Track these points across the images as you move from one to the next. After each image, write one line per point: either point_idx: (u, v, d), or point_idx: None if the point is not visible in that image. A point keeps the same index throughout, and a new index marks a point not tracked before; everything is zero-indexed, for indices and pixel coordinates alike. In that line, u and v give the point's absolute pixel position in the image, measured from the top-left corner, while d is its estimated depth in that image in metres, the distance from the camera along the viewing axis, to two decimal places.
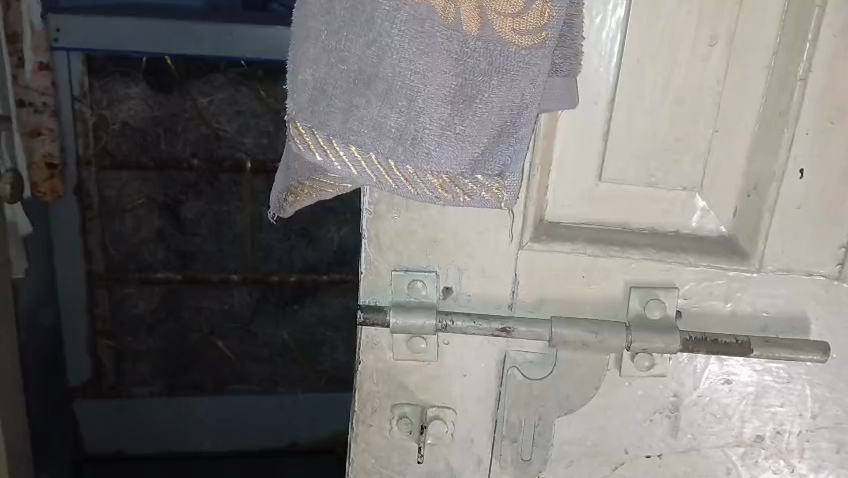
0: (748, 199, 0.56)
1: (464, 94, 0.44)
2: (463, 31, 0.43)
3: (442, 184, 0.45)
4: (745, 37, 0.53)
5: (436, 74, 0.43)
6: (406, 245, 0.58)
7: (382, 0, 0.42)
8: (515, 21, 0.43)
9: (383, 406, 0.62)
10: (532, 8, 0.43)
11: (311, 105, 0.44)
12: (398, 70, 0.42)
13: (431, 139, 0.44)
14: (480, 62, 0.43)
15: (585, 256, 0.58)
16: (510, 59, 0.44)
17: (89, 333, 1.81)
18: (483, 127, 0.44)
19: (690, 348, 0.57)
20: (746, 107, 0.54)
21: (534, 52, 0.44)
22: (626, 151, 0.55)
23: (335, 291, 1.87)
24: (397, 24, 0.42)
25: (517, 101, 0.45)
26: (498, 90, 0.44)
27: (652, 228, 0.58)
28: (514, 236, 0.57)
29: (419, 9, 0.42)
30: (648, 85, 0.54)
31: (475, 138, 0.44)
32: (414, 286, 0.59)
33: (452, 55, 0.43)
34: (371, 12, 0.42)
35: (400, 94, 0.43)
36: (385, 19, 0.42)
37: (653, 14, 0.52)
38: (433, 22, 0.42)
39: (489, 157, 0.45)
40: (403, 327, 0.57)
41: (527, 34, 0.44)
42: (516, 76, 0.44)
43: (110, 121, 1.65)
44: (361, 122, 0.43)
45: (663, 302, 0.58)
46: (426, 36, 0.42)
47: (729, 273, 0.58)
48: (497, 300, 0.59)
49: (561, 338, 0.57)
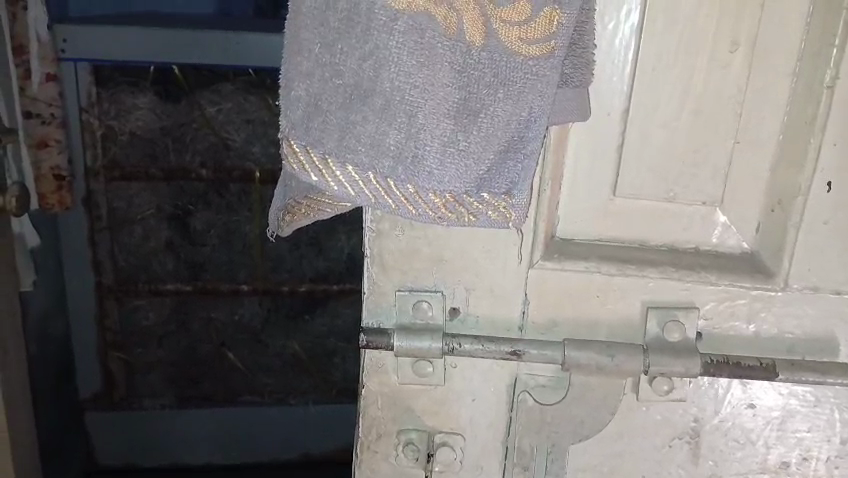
0: (773, 214, 0.53)
1: (468, 107, 0.41)
2: (466, 42, 0.41)
3: (445, 204, 0.42)
4: (769, 43, 0.50)
5: (437, 88, 0.40)
6: (411, 264, 0.56)
7: (380, 10, 0.39)
8: (521, 30, 0.41)
9: (388, 431, 0.59)
10: (539, 16, 0.41)
11: (305, 122, 0.41)
12: (398, 83, 0.40)
13: (433, 157, 0.41)
14: (485, 74, 0.41)
15: (599, 275, 0.55)
16: (517, 70, 0.41)
17: (98, 344, 1.79)
18: (489, 143, 0.42)
19: (711, 371, 0.54)
20: (769, 117, 0.51)
21: (542, 62, 0.41)
22: (642, 164, 0.52)
23: (346, 300, 1.85)
24: (396, 35, 0.40)
25: (525, 114, 0.42)
26: (505, 102, 0.42)
27: (670, 245, 0.55)
28: (524, 254, 0.54)
29: (419, 19, 0.40)
30: (665, 94, 0.51)
31: (481, 155, 0.42)
32: (419, 306, 0.56)
33: (454, 67, 0.41)
34: (368, 23, 0.40)
35: (399, 109, 0.40)
36: (382, 30, 0.39)
37: (670, 20, 0.49)
38: (434, 32, 0.40)
39: (496, 174, 0.42)
40: (408, 350, 0.55)
41: (534, 44, 0.41)
42: (523, 88, 0.42)
43: (119, 132, 1.63)
44: (358, 140, 0.41)
45: (682, 324, 0.55)
46: (426, 46, 0.40)
47: (752, 292, 0.55)
48: (507, 321, 0.56)
49: (574, 362, 0.54)
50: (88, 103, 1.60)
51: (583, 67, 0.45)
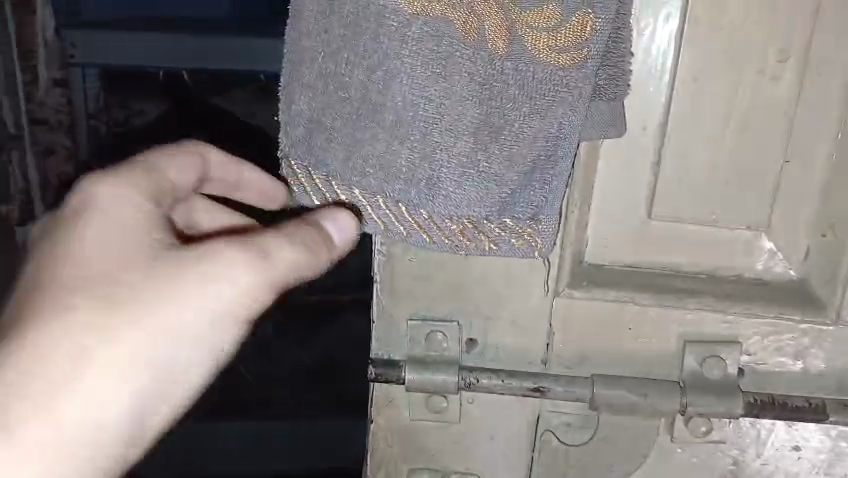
0: (824, 239, 0.48)
1: (489, 124, 0.37)
2: (488, 49, 0.36)
3: (463, 231, 0.39)
4: (823, 53, 0.44)
5: (454, 101, 0.36)
6: (425, 291, 0.51)
7: (390, 14, 0.35)
8: (551, 37, 0.36)
9: (399, 470, 0.55)
10: (571, 21, 0.35)
11: (307, 139, 0.38)
12: (411, 98, 0.36)
13: (450, 179, 0.37)
14: (509, 87, 0.36)
15: (632, 305, 0.50)
16: (546, 81, 0.36)
17: None
18: (512, 163, 0.37)
19: (755, 413, 0.49)
20: (821, 133, 0.46)
21: (574, 72, 0.36)
22: (681, 184, 0.48)
23: None
24: (409, 43, 0.35)
25: (555, 132, 0.37)
26: (530, 118, 0.37)
27: (711, 273, 0.50)
28: (549, 282, 0.50)
29: (436, 25, 0.35)
30: (707, 107, 0.46)
31: (502, 176, 0.37)
32: (433, 337, 0.51)
33: (475, 77, 0.36)
34: (377, 28, 0.35)
35: (413, 127, 0.36)
36: (393, 36, 0.35)
37: (714, 25, 0.44)
38: (452, 39, 0.35)
39: (521, 197, 0.38)
40: (422, 385, 0.50)
41: (566, 52, 0.36)
42: (551, 102, 0.37)
43: None
44: (366, 161, 0.37)
45: (723, 360, 0.50)
46: (443, 55, 0.35)
47: (800, 325, 0.50)
48: (529, 354, 0.51)
49: (603, 401, 0.49)
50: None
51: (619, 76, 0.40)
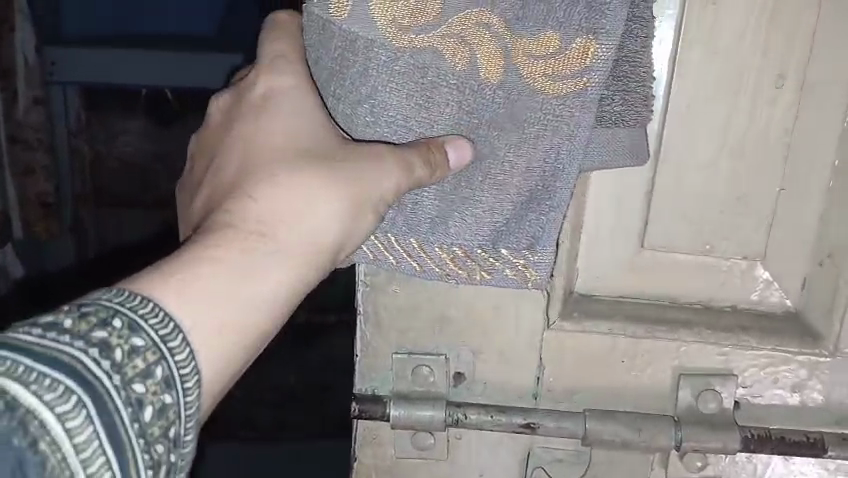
0: (821, 268, 0.46)
1: (480, 151, 0.39)
2: (480, 79, 0.37)
3: (454, 259, 0.41)
4: (820, 79, 0.43)
5: (443, 130, 0.39)
6: (410, 324, 0.49)
7: (379, 48, 0.37)
8: (546, 66, 0.36)
9: None
10: (571, 47, 0.36)
11: None
12: (394, 128, 0.39)
13: (436, 206, 0.40)
14: (501, 114, 0.38)
15: (625, 338, 0.48)
16: (540, 110, 0.37)
17: None
18: (504, 189, 0.39)
19: (752, 448, 0.48)
20: (819, 160, 0.45)
21: (571, 102, 0.37)
22: (674, 212, 0.46)
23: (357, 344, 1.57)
24: (394, 75, 0.38)
25: (552, 161, 0.38)
26: (524, 147, 0.38)
27: (705, 303, 0.48)
28: (539, 313, 0.48)
29: (422, 56, 0.37)
30: (701, 135, 0.45)
31: (493, 202, 0.40)
32: (419, 371, 0.50)
33: (465, 108, 0.38)
34: (365, 60, 0.37)
35: None
36: (380, 69, 0.37)
37: (708, 52, 0.43)
38: (440, 68, 0.37)
39: (515, 226, 0.40)
40: (408, 422, 0.49)
41: (562, 80, 0.37)
42: (546, 131, 0.38)
43: (107, 157, 1.36)
44: None
45: (719, 393, 0.49)
46: (429, 87, 0.38)
47: (797, 358, 0.49)
48: (519, 388, 0.50)
49: (598, 436, 0.48)
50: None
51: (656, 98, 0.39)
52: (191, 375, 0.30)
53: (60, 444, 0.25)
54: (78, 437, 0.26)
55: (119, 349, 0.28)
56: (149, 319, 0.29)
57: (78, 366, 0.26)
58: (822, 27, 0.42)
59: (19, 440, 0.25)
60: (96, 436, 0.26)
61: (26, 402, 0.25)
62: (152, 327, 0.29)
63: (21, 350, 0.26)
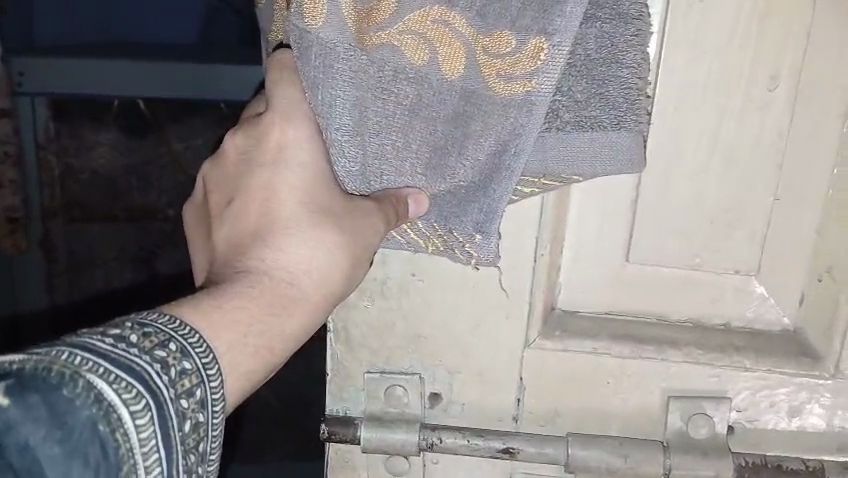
0: (821, 283, 0.44)
1: (437, 144, 0.38)
2: (438, 75, 0.36)
3: (413, 228, 0.42)
4: (818, 81, 0.40)
5: (402, 125, 0.38)
6: (383, 343, 0.47)
7: (336, 44, 0.36)
8: (499, 64, 0.36)
9: None
10: (525, 48, 0.35)
11: None
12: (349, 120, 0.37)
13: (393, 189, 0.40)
14: (456, 110, 0.37)
15: (610, 358, 0.45)
16: (491, 108, 0.36)
17: None
18: (455, 182, 0.39)
19: (747, 476, 0.45)
20: (817, 167, 0.42)
21: (518, 102, 0.36)
22: (660, 223, 0.43)
23: None
24: (351, 69, 0.36)
25: (499, 156, 0.37)
26: (473, 142, 0.38)
27: (696, 321, 0.46)
28: (519, 330, 0.45)
29: (382, 52, 0.36)
30: (689, 139, 0.42)
31: (449, 189, 0.39)
32: (392, 392, 0.47)
33: (423, 104, 0.37)
34: (322, 57, 0.36)
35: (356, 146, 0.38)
36: (336, 65, 0.36)
37: (695, 49, 0.40)
38: (397, 63, 0.36)
39: (465, 212, 0.40)
40: (379, 446, 0.46)
41: (513, 80, 0.36)
42: (491, 127, 0.37)
43: (78, 169, 1.23)
44: None
45: (711, 418, 0.45)
46: (386, 81, 0.37)
47: (796, 380, 0.46)
48: (499, 411, 0.47)
49: (582, 464, 0.45)
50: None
51: (639, 103, 0.37)
52: (220, 399, 0.30)
53: (129, 437, 0.26)
54: (143, 435, 0.26)
55: (174, 368, 0.28)
56: (196, 347, 0.29)
57: (143, 374, 0.27)
58: (818, 27, 0.39)
59: (104, 427, 0.25)
60: (155, 437, 0.27)
61: (108, 397, 0.26)
62: (198, 354, 0.29)
63: (101, 353, 0.27)
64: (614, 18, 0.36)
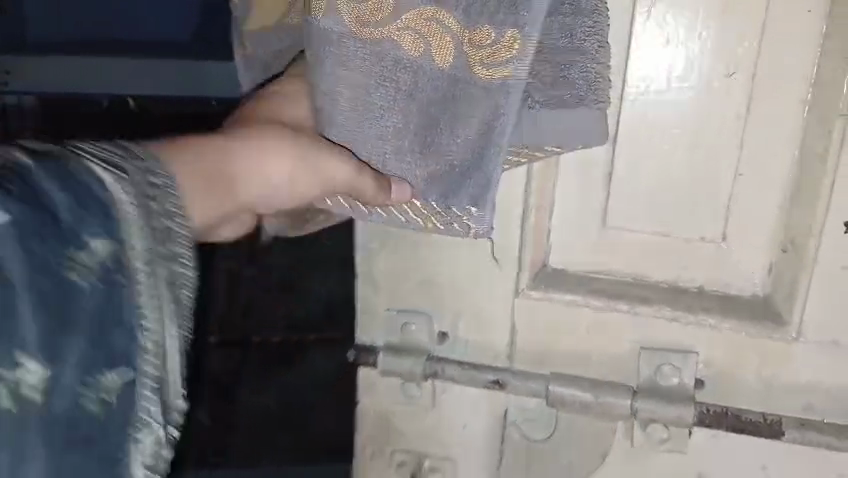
0: (785, 253, 0.49)
1: (431, 127, 0.41)
2: (429, 64, 0.40)
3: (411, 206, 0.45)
4: (775, 68, 0.45)
5: (396, 110, 0.41)
6: (401, 286, 0.55)
7: (338, 36, 0.41)
8: (481, 51, 0.40)
9: (382, 451, 0.58)
10: (502, 38, 0.39)
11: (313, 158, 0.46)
12: (346, 104, 0.42)
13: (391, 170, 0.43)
14: (441, 95, 0.41)
15: (589, 310, 0.52)
16: (476, 91, 0.40)
17: None
18: (449, 163, 0.42)
19: (708, 422, 0.52)
20: (777, 146, 0.47)
21: (498, 85, 0.40)
22: (633, 194, 0.49)
23: None
24: (350, 61, 0.41)
25: (487, 135, 0.41)
26: (461, 125, 0.41)
27: (673, 284, 0.51)
28: (511, 280, 0.53)
29: (377, 44, 0.40)
30: (656, 119, 0.48)
31: (443, 170, 0.42)
32: (407, 328, 0.56)
33: (417, 91, 0.41)
34: (325, 50, 0.41)
35: (358, 131, 0.42)
36: (334, 57, 0.41)
37: (660, 39, 0.47)
38: (392, 55, 0.40)
39: (459, 191, 0.42)
40: (392, 369, 0.55)
41: (494, 66, 0.40)
42: (477, 109, 0.40)
43: None
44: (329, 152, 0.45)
45: (678, 368, 0.51)
46: (381, 72, 0.41)
47: (762, 340, 0.51)
48: (495, 351, 0.54)
49: (559, 398, 0.52)
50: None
51: (597, 84, 0.44)
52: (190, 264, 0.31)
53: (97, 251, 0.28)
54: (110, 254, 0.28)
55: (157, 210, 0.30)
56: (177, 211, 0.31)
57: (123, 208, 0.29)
58: (775, 19, 0.45)
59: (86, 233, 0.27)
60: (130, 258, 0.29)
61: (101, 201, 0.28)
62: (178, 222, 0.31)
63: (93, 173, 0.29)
64: (573, 12, 0.43)
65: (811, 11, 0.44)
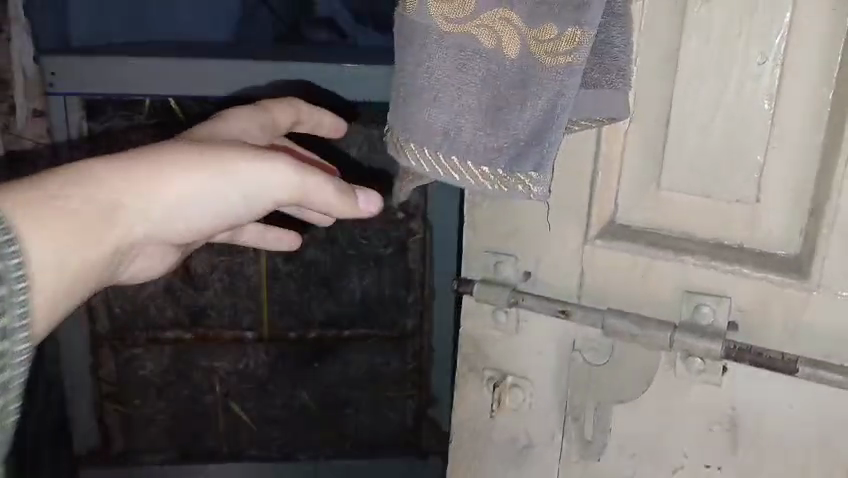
0: (810, 215, 0.59)
1: (506, 105, 0.59)
2: (507, 56, 0.58)
3: (476, 169, 0.59)
4: (801, 58, 0.56)
5: (478, 90, 0.59)
6: (496, 231, 0.69)
7: (432, 32, 0.58)
8: (547, 45, 0.57)
9: (477, 367, 0.74)
10: (564, 35, 0.57)
11: (403, 124, 0.60)
12: (439, 81, 0.59)
13: (466, 136, 0.59)
14: (514, 79, 0.58)
15: (642, 258, 0.64)
16: (544, 76, 0.58)
17: (96, 397, 1.75)
18: (520, 130, 0.58)
19: (733, 357, 0.61)
20: (804, 124, 0.57)
21: (562, 69, 0.57)
22: (681, 162, 0.61)
23: (363, 347, 1.77)
24: (442, 49, 0.58)
25: (552, 108, 0.57)
26: (532, 101, 0.58)
27: (716, 239, 0.62)
28: (581, 230, 0.65)
29: (470, 41, 0.58)
30: (701, 100, 0.59)
31: (515, 137, 0.59)
32: (499, 266, 0.70)
33: (494, 76, 0.59)
34: (423, 40, 0.59)
35: (445, 101, 0.59)
36: (431, 46, 0.58)
37: (705, 34, 0.58)
38: (478, 48, 0.58)
39: (527, 154, 0.58)
40: (484, 297, 0.69)
41: (558, 55, 0.57)
42: (546, 90, 0.57)
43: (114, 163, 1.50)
44: (414, 122, 0.59)
45: (713, 310, 0.62)
46: (469, 60, 0.59)
47: (787, 290, 0.60)
48: (567, 289, 0.67)
49: (612, 328, 0.64)
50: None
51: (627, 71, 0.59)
52: None
53: None
54: None
55: None
56: None
57: None
58: (802, 17, 0.55)
59: None
60: None
61: None
62: None
63: None
64: (610, 16, 0.58)
65: (836, 10, 0.54)
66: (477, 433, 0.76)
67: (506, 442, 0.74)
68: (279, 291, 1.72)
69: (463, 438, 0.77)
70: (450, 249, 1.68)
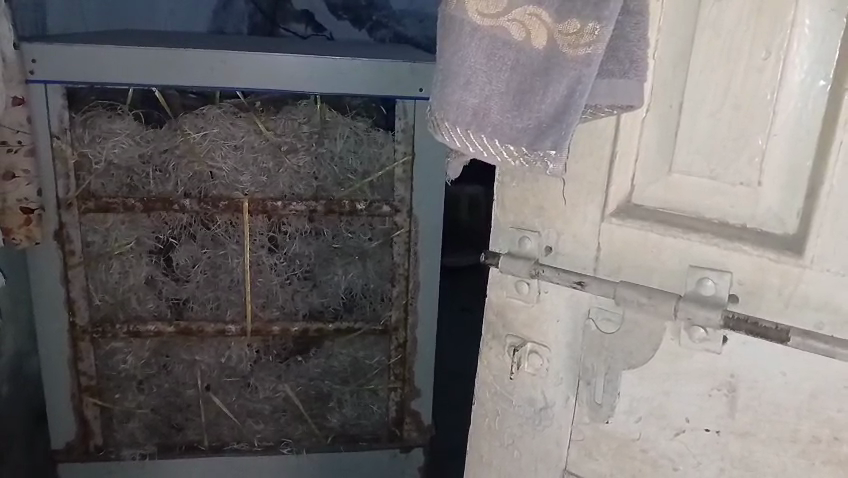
0: (807, 198, 0.64)
1: (529, 89, 0.61)
2: (532, 45, 0.61)
3: (501, 147, 0.63)
4: (802, 53, 0.61)
5: (504, 76, 0.62)
6: (521, 209, 0.79)
7: (468, 23, 0.62)
8: (570, 37, 0.59)
9: (500, 334, 0.85)
10: (586, 28, 0.59)
11: (439, 104, 0.65)
12: (471, 66, 0.62)
13: (493, 117, 0.63)
14: (538, 67, 0.61)
15: (653, 235, 0.71)
16: (565, 66, 0.60)
17: (74, 390, 1.74)
18: (541, 113, 0.61)
19: (731, 325, 0.66)
20: (804, 113, 0.63)
21: (581, 60, 0.59)
22: (691, 147, 0.67)
23: (344, 341, 1.81)
24: (475, 38, 0.62)
25: (570, 95, 0.60)
26: (553, 87, 0.61)
27: (721, 219, 0.68)
28: (600, 209, 0.74)
29: (500, 30, 0.61)
30: (710, 90, 0.65)
31: (537, 120, 0.62)
32: (524, 241, 0.79)
33: (520, 63, 0.61)
34: (459, 29, 0.63)
35: (475, 84, 0.62)
36: (467, 35, 0.62)
37: (715, 34, 0.64)
38: (507, 37, 0.61)
39: (547, 136, 0.61)
40: (509, 269, 0.79)
41: (579, 46, 0.59)
42: (565, 78, 0.60)
43: (93, 159, 1.61)
44: (447, 102, 0.64)
45: (713, 284, 0.68)
46: (497, 47, 0.62)
47: (782, 266, 0.65)
48: (584, 262, 0.76)
49: (622, 296, 0.71)
50: (196, 110, 1.62)
51: (638, 64, 0.63)
52: None
53: None
54: None
55: None
56: None
57: None
58: (804, 15, 0.61)
59: None
60: None
61: None
62: None
63: None
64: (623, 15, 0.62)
65: (835, 10, 0.60)
66: (501, 393, 0.88)
67: (525, 401, 0.85)
68: (265, 280, 1.74)
69: (488, 397, 0.89)
70: (431, 244, 1.74)
